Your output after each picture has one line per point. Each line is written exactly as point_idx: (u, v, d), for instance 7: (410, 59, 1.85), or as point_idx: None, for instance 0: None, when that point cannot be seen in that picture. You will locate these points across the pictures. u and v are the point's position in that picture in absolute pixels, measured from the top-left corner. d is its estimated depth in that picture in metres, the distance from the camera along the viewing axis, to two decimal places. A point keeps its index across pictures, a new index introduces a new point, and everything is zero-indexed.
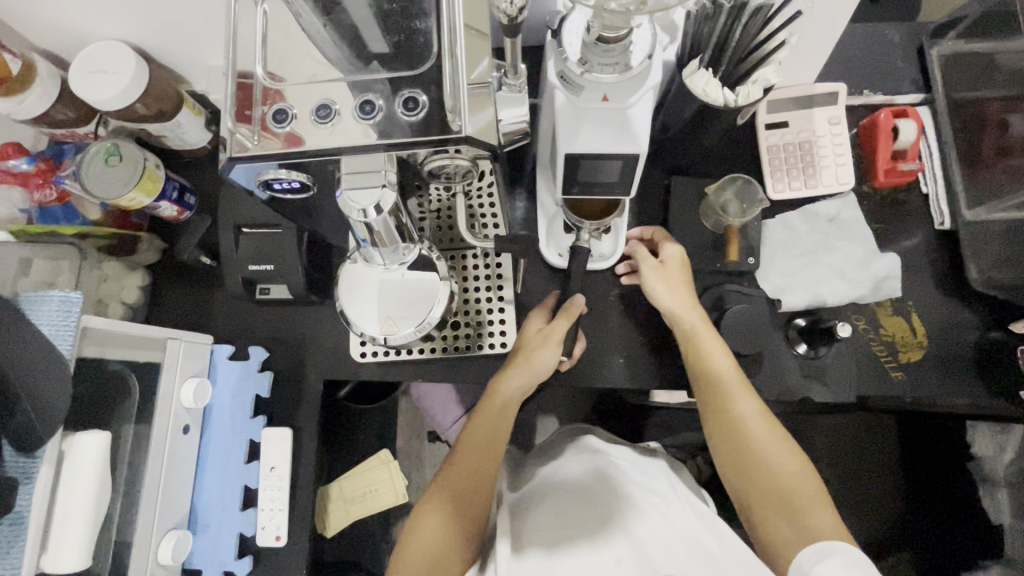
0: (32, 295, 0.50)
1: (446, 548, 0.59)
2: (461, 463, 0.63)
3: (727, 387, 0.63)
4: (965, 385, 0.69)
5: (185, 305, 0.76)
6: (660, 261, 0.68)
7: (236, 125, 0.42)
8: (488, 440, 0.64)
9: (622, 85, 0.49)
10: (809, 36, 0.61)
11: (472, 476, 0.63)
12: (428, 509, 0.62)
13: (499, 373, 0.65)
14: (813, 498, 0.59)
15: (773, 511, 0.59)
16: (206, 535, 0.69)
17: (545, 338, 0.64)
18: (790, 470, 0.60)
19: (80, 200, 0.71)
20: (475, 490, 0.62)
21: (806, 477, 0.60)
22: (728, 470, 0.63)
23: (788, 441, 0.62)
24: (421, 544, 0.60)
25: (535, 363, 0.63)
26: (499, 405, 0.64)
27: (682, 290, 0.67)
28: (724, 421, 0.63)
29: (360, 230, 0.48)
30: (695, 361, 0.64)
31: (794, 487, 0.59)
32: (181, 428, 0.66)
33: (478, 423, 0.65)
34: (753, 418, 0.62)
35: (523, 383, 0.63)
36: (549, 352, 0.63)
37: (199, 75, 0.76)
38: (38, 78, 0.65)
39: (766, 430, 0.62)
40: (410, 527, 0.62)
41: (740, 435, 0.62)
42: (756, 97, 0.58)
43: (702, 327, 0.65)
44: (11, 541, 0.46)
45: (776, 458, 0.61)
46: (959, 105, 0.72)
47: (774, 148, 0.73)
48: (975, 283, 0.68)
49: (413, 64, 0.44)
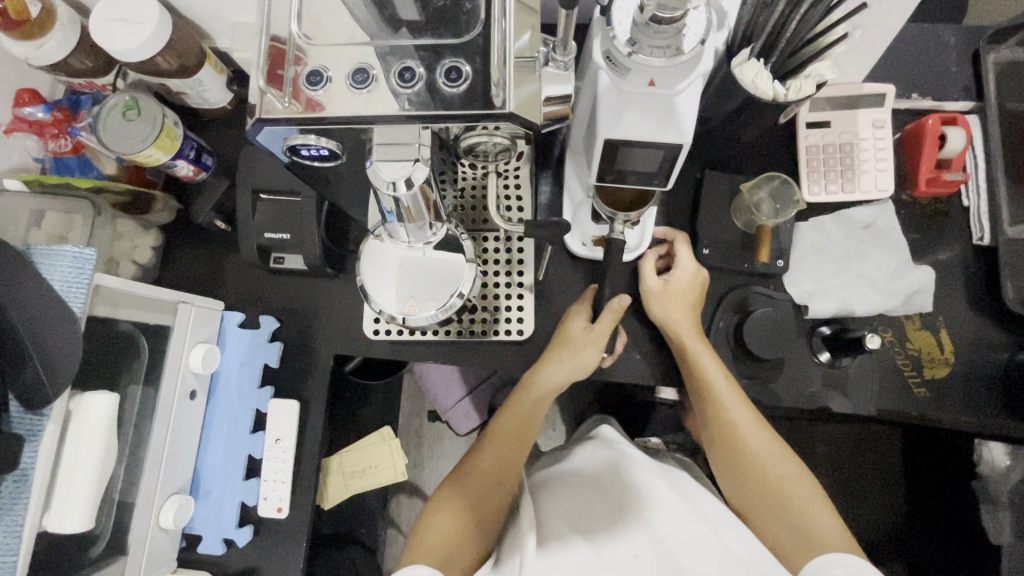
0: (45, 249, 0.48)
1: (462, 534, 0.59)
2: (490, 451, 0.64)
3: (718, 396, 0.62)
4: (987, 407, 0.67)
5: (197, 269, 0.75)
6: (665, 279, 0.67)
7: (267, 85, 0.40)
8: (518, 433, 0.65)
9: (671, 70, 0.46)
10: (868, 32, 0.58)
11: (498, 466, 0.63)
12: (447, 497, 0.62)
13: (537, 366, 0.64)
14: (811, 502, 0.59)
15: (769, 518, 0.60)
16: (208, 502, 0.69)
17: (591, 336, 0.62)
18: (784, 476, 0.61)
19: (96, 153, 0.69)
20: (499, 481, 0.63)
21: (803, 482, 0.61)
22: (726, 477, 0.63)
23: (781, 448, 0.62)
24: (437, 530, 0.59)
25: (579, 360, 0.62)
26: (534, 398, 0.64)
27: (678, 309, 0.65)
28: (717, 432, 0.63)
29: (387, 204, 0.46)
30: (688, 372, 0.63)
31: (791, 493, 0.60)
32: (188, 394, 0.65)
33: (511, 415, 0.65)
34: (747, 428, 0.62)
35: (563, 379, 0.63)
36: (596, 350, 0.62)
37: (224, 32, 0.73)
38: (58, 23, 0.62)
39: (761, 438, 0.62)
40: (425, 516, 0.61)
41: (734, 446, 0.62)
42: (807, 93, 0.55)
43: (693, 337, 0.64)
44: (14, 498, 0.45)
45: (770, 463, 0.61)
46: (1010, 116, 0.69)
47: (813, 148, 0.70)
48: (1011, 303, 0.66)
49: (458, 33, 0.41)
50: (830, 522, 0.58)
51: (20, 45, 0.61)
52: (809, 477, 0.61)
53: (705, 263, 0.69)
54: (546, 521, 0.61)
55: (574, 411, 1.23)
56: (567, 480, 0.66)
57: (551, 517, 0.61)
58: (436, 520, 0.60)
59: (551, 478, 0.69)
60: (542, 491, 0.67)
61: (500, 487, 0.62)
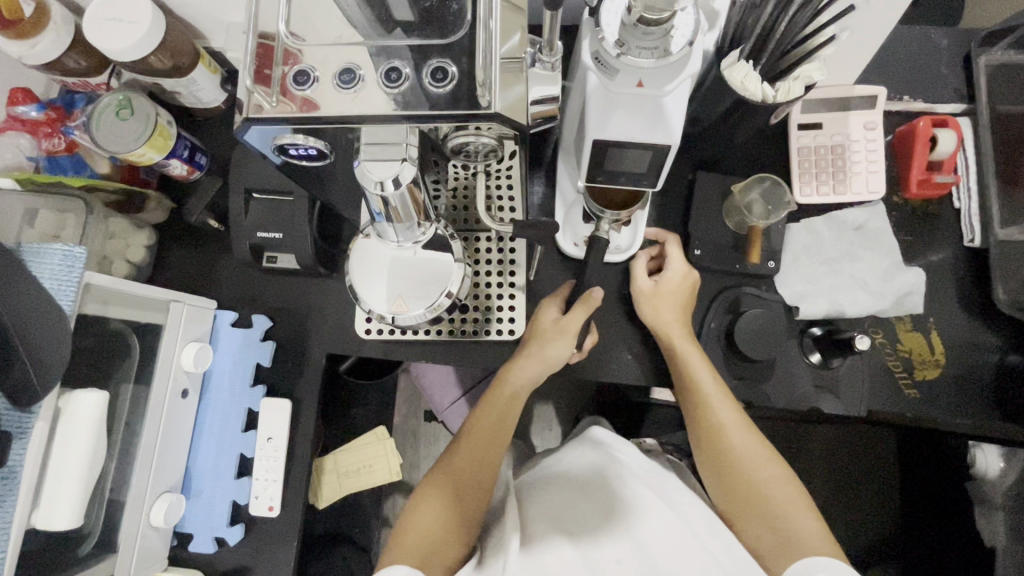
0: (35, 247, 0.49)
1: (442, 533, 0.58)
2: (465, 449, 0.64)
3: (706, 397, 0.62)
4: (980, 408, 0.67)
5: (190, 268, 0.75)
6: (656, 280, 0.67)
7: (254, 85, 0.40)
8: (495, 427, 0.64)
9: (659, 71, 0.47)
10: (857, 34, 0.58)
11: (475, 465, 0.63)
12: (428, 495, 0.61)
13: (510, 362, 0.64)
14: (796, 505, 0.59)
15: (754, 521, 0.60)
16: (200, 501, 0.69)
17: (562, 330, 0.62)
18: (770, 480, 0.61)
19: (89, 152, 0.69)
20: (477, 480, 0.62)
21: (789, 486, 0.61)
22: (712, 479, 0.63)
23: (769, 451, 0.62)
24: (419, 530, 0.59)
25: (547, 353, 0.62)
26: (507, 395, 0.64)
27: (667, 309, 0.65)
28: (705, 434, 0.63)
29: (376, 204, 0.46)
30: (677, 374, 0.64)
31: (776, 497, 0.60)
32: (179, 392, 0.65)
33: (486, 411, 0.65)
34: (735, 430, 0.62)
35: (536, 374, 0.62)
36: (564, 343, 0.61)
37: (218, 32, 0.74)
38: (52, 23, 0.63)
39: (748, 441, 0.62)
40: (407, 514, 0.61)
41: (721, 448, 0.62)
42: (796, 95, 0.55)
43: (683, 339, 0.64)
44: (3, 495, 0.45)
45: (755, 466, 0.61)
46: (1001, 119, 0.70)
47: (805, 150, 0.71)
48: (1001, 304, 0.66)
49: (445, 33, 0.41)
50: (814, 527, 0.57)
51: (14, 44, 0.61)
52: (796, 481, 0.61)
53: (697, 263, 0.70)
54: (531, 521, 0.61)
55: (568, 412, 1.23)
56: (554, 480, 0.66)
57: (535, 515, 0.61)
58: (417, 519, 0.60)
59: (539, 478, 0.69)
60: (529, 491, 0.67)
61: (478, 485, 0.62)
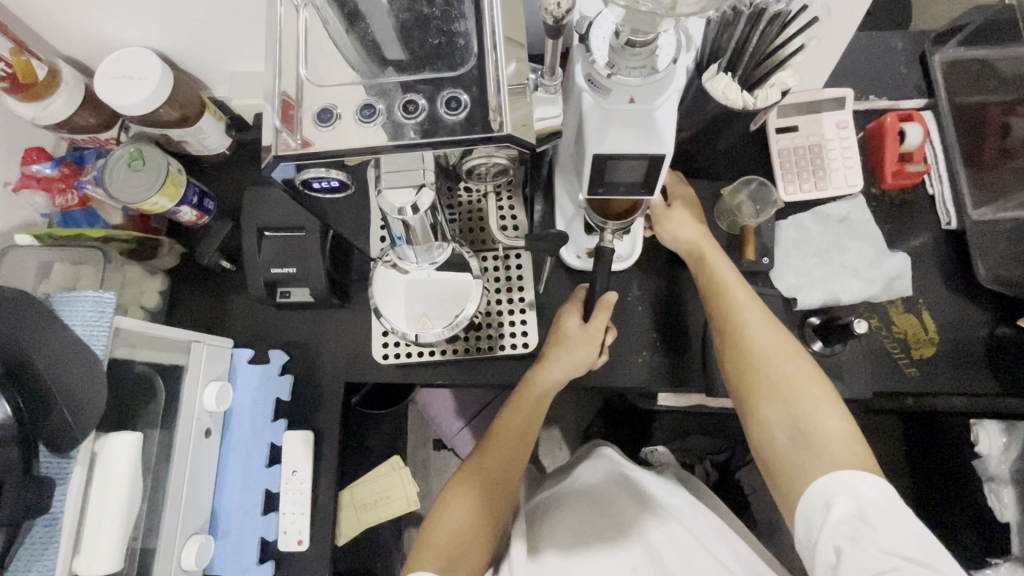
0: (67, 296, 0.50)
1: (471, 532, 0.62)
2: (493, 448, 0.66)
3: (732, 297, 0.64)
4: (977, 380, 0.71)
5: (201, 310, 0.76)
6: (669, 202, 0.70)
7: (282, 125, 0.42)
8: (523, 429, 0.66)
9: (647, 87, 0.50)
10: (820, 39, 0.63)
11: (502, 466, 0.66)
12: (457, 494, 0.64)
13: (538, 364, 0.66)
14: (820, 400, 0.58)
15: (774, 414, 0.59)
16: (228, 540, 0.70)
17: (590, 336, 0.64)
18: (793, 375, 0.59)
19: (102, 204, 0.72)
20: (505, 478, 0.65)
21: (813, 383, 0.59)
22: (731, 381, 0.62)
23: (795, 350, 0.61)
24: (449, 525, 0.62)
25: (575, 357, 0.64)
26: (535, 396, 0.66)
27: (691, 223, 0.68)
28: (727, 334, 0.63)
29: (397, 229, 0.49)
30: (708, 284, 0.66)
31: (799, 393, 0.58)
32: (203, 431, 0.67)
33: (514, 411, 0.66)
34: (758, 330, 0.62)
35: (564, 376, 0.65)
36: (591, 349, 0.65)
37: (221, 82, 0.77)
38: (63, 85, 0.65)
39: (772, 340, 0.61)
40: (435, 512, 0.64)
41: (741, 348, 0.62)
42: (774, 100, 0.60)
43: (713, 251, 0.67)
44: (47, 541, 0.47)
45: (778, 360, 0.60)
46: (961, 109, 0.75)
47: (784, 151, 0.75)
48: (985, 280, 0.70)
49: (453, 66, 0.45)
50: (835, 425, 0.56)
51: (28, 106, 0.64)
52: (822, 380, 0.59)
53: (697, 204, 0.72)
54: (547, 532, 0.66)
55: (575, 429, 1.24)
56: (570, 496, 0.71)
57: (551, 528, 0.66)
58: (446, 516, 0.63)
59: (553, 496, 0.74)
60: (544, 508, 0.72)
61: (506, 484, 0.65)
